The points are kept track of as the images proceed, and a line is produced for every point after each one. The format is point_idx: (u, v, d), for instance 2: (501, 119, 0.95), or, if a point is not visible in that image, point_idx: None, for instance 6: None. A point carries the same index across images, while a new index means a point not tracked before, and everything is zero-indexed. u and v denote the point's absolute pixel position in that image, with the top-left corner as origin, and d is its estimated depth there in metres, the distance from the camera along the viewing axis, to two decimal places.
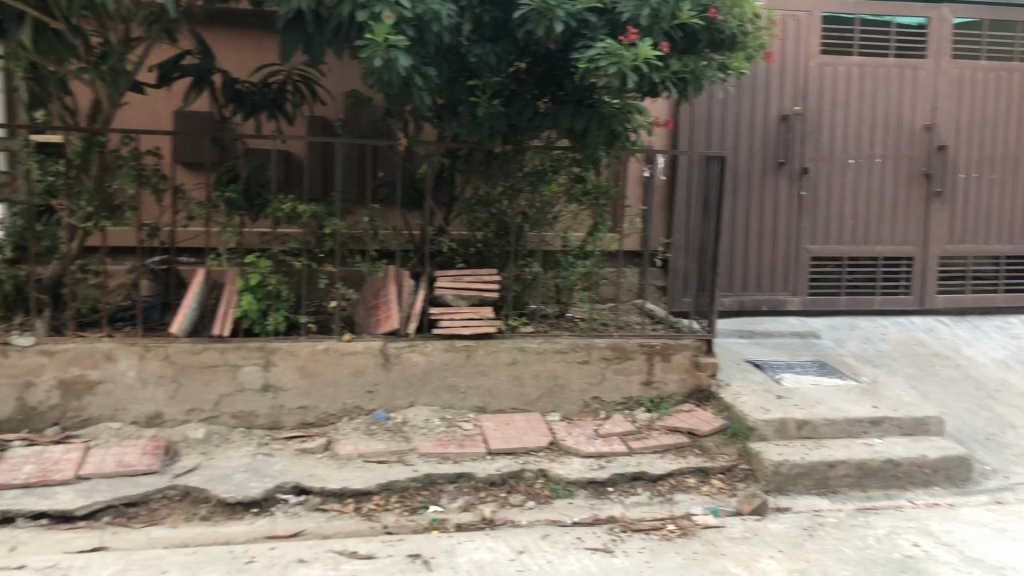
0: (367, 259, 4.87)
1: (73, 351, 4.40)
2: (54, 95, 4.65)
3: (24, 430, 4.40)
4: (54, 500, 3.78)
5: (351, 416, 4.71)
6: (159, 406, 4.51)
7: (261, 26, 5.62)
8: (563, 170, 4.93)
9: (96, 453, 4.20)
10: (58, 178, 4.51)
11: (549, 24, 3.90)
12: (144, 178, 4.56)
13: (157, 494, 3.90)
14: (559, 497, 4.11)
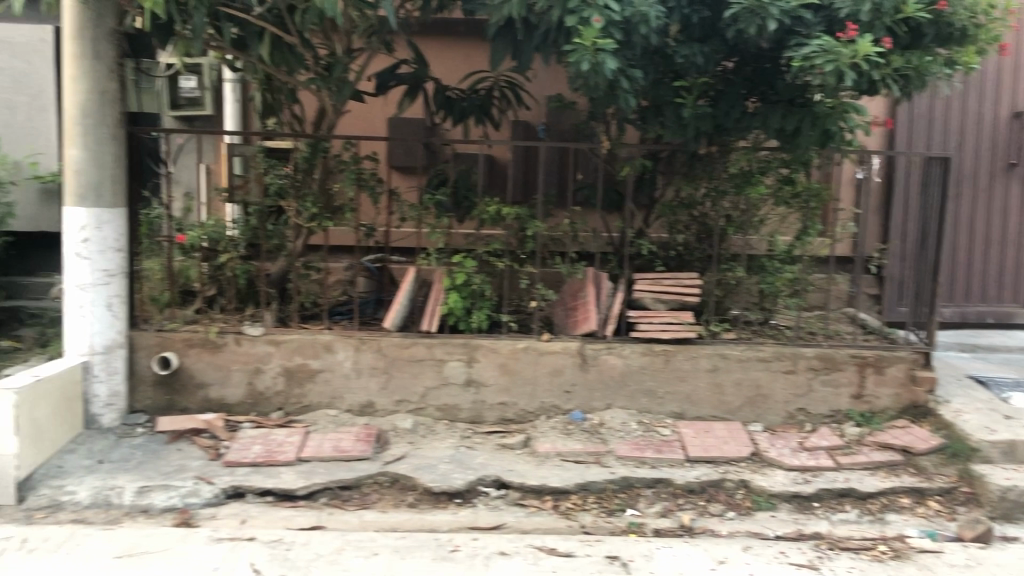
0: (567, 261, 4.92)
1: (297, 341, 4.74)
2: (285, 104, 5.02)
3: (253, 412, 4.78)
4: (279, 480, 4.09)
5: (549, 414, 4.79)
6: (371, 396, 4.78)
7: (471, 34, 5.83)
8: (771, 172, 4.78)
9: (315, 437, 4.50)
10: (286, 181, 4.87)
11: (762, 22, 3.81)
12: (364, 181, 4.87)
13: (368, 479, 4.13)
14: (760, 509, 3.99)
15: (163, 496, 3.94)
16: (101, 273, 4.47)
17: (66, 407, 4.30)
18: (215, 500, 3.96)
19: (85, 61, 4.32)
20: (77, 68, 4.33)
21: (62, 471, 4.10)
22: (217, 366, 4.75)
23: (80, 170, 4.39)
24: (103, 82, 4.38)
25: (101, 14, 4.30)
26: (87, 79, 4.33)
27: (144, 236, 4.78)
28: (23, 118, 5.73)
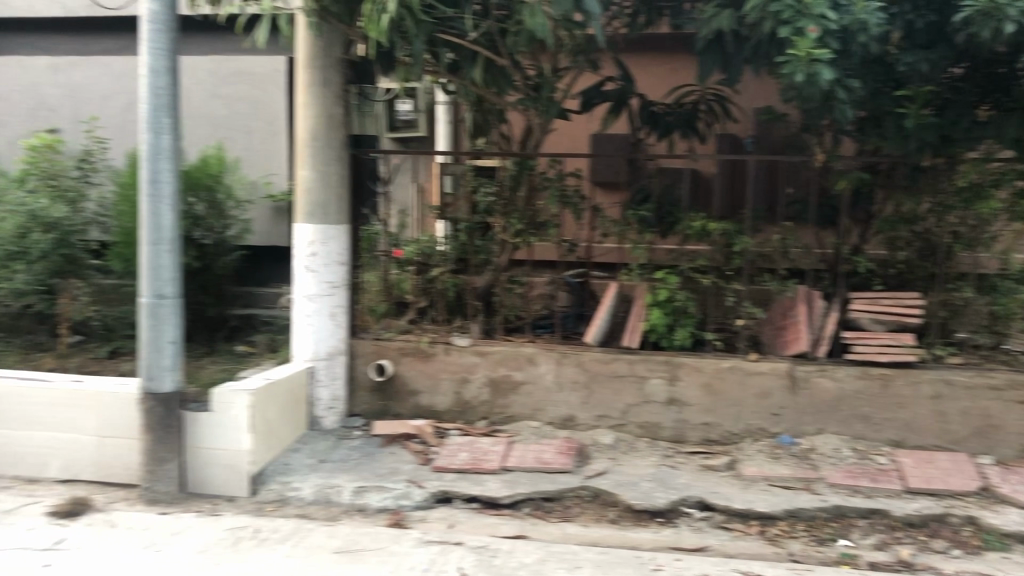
0: (776, 278, 4.78)
1: (503, 353, 4.88)
2: (494, 124, 5.19)
3: (460, 420, 4.96)
4: (484, 487, 4.22)
5: (756, 437, 4.65)
6: (573, 410, 4.83)
7: (678, 48, 5.80)
8: (1006, 185, 4.42)
9: (519, 448, 4.60)
10: (493, 199, 5.03)
11: (999, 25, 3.54)
12: (568, 198, 4.98)
13: (570, 493, 4.17)
14: (992, 549, 3.66)
15: (378, 497, 4.17)
16: (326, 284, 4.80)
17: (293, 409, 4.64)
18: (425, 504, 4.14)
19: (316, 89, 4.68)
20: (310, 95, 4.70)
21: (289, 468, 4.43)
22: (428, 375, 4.97)
23: (308, 190, 4.74)
24: (331, 108, 4.70)
25: (331, 44, 4.63)
26: (317, 105, 4.68)
27: (364, 251, 5.10)
28: (259, 142, 6.24)
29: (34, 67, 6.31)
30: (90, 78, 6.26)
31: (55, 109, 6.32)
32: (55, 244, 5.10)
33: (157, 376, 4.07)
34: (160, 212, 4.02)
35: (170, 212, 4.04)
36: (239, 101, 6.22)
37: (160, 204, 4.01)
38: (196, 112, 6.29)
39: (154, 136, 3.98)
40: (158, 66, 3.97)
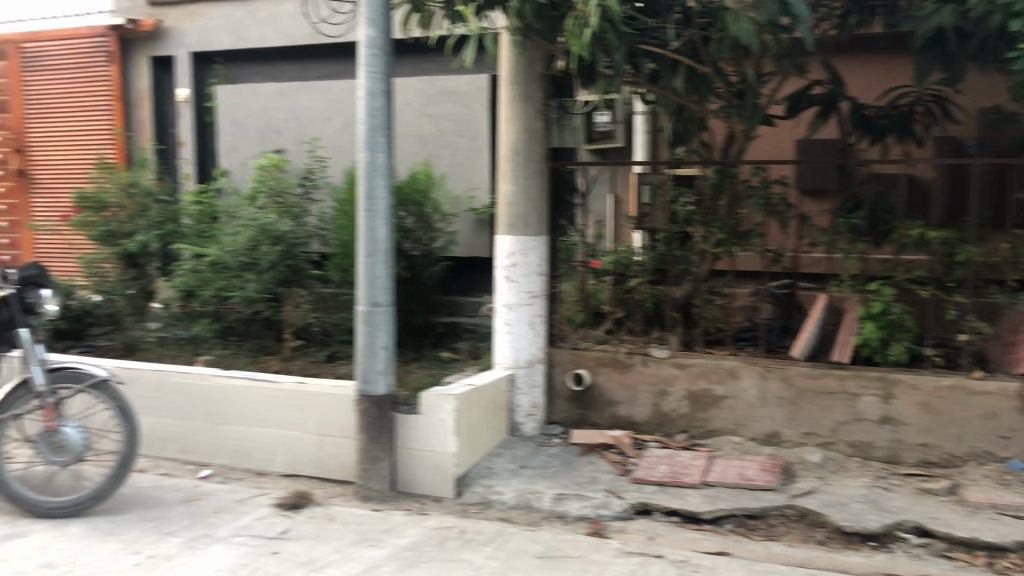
0: (1005, 290, 4.42)
1: (703, 366, 4.80)
2: (694, 133, 5.12)
3: (658, 433, 4.92)
4: (684, 501, 4.17)
5: (981, 461, 4.32)
6: (777, 426, 4.68)
7: (893, 49, 5.51)
8: None
9: (720, 463, 4.51)
10: (693, 209, 4.97)
11: None
12: (774, 207, 4.83)
13: (775, 511, 4.04)
14: None
15: (578, 505, 4.20)
16: (525, 294, 4.91)
17: (495, 415, 4.78)
18: (625, 514, 4.14)
19: (518, 103, 4.81)
20: (511, 111, 4.83)
21: (491, 472, 4.56)
22: (626, 386, 4.97)
23: (508, 203, 4.87)
24: (532, 122, 4.82)
25: (532, 60, 4.76)
26: (519, 120, 4.81)
27: (562, 262, 5.18)
28: (463, 157, 6.47)
29: (263, 93, 6.87)
30: (311, 102, 6.74)
31: (280, 132, 6.85)
32: (281, 256, 5.52)
33: (371, 379, 4.32)
34: (375, 226, 4.27)
35: (384, 226, 4.29)
36: (445, 119, 6.49)
37: (375, 218, 4.27)
38: (406, 130, 6.63)
39: (370, 154, 4.25)
40: (375, 89, 4.23)
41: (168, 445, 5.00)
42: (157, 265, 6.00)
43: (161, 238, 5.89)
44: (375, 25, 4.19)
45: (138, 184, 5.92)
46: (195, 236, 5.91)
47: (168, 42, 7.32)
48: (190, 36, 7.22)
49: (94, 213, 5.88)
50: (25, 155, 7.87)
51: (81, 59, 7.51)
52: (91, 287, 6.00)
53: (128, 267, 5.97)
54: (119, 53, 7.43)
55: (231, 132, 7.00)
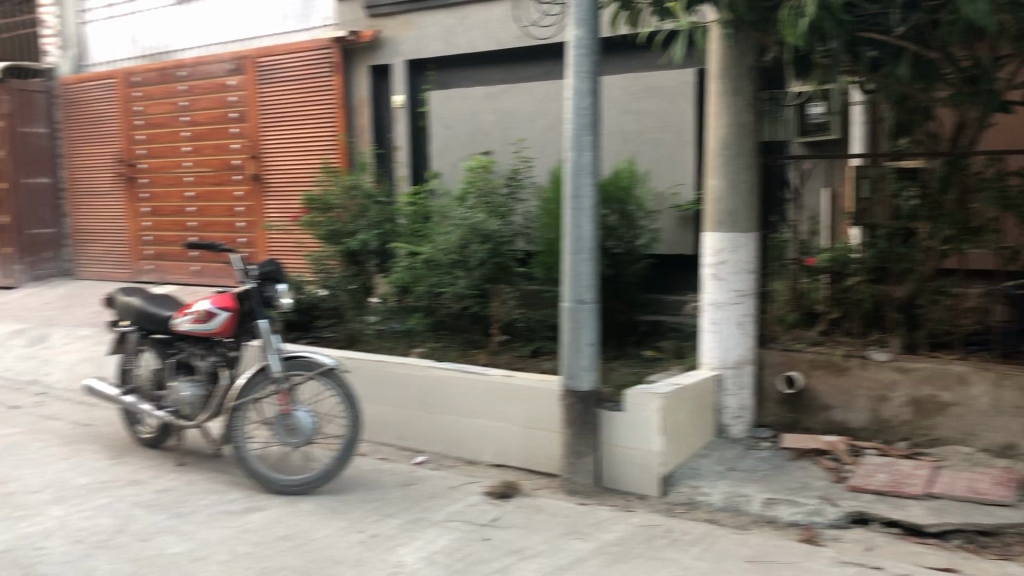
0: None
1: (928, 370, 4.52)
2: (919, 121, 4.81)
3: (877, 440, 4.68)
4: (907, 513, 3.94)
5: None
6: (1013, 437, 4.32)
7: None
8: None
9: (947, 474, 4.22)
10: (918, 204, 4.76)
11: None
12: (1010, 202, 4.53)
13: (1011, 529, 3.74)
14: None
15: (789, 511, 4.07)
16: (733, 293, 4.81)
17: (701, 415, 4.72)
18: (840, 523, 3.96)
19: (727, 97, 4.72)
20: (720, 106, 4.75)
21: (697, 473, 4.50)
22: (842, 389, 4.77)
23: (716, 199, 4.80)
24: (742, 116, 4.70)
25: (743, 53, 4.66)
26: (728, 115, 4.72)
27: (773, 259, 5.03)
28: (668, 153, 6.40)
29: (473, 97, 7.13)
30: (518, 103, 6.92)
31: (489, 133, 7.07)
32: (490, 254, 5.66)
33: (576, 375, 4.39)
34: (581, 223, 4.33)
35: (589, 224, 4.33)
36: (650, 116, 6.46)
37: (581, 216, 4.32)
38: (612, 129, 6.65)
39: (577, 153, 4.31)
40: (582, 88, 4.28)
41: (386, 431, 5.30)
42: (375, 263, 6.37)
43: (379, 238, 6.25)
44: (583, 25, 4.25)
45: (359, 187, 6.36)
46: (410, 234, 6.22)
47: (385, 51, 7.74)
48: (406, 45, 7.60)
49: (321, 214, 6.38)
50: (260, 161, 8.59)
51: (310, 71, 8.12)
52: (318, 282, 6.43)
53: (349, 265, 6.38)
54: (342, 63, 7.95)
55: (443, 135, 7.31)
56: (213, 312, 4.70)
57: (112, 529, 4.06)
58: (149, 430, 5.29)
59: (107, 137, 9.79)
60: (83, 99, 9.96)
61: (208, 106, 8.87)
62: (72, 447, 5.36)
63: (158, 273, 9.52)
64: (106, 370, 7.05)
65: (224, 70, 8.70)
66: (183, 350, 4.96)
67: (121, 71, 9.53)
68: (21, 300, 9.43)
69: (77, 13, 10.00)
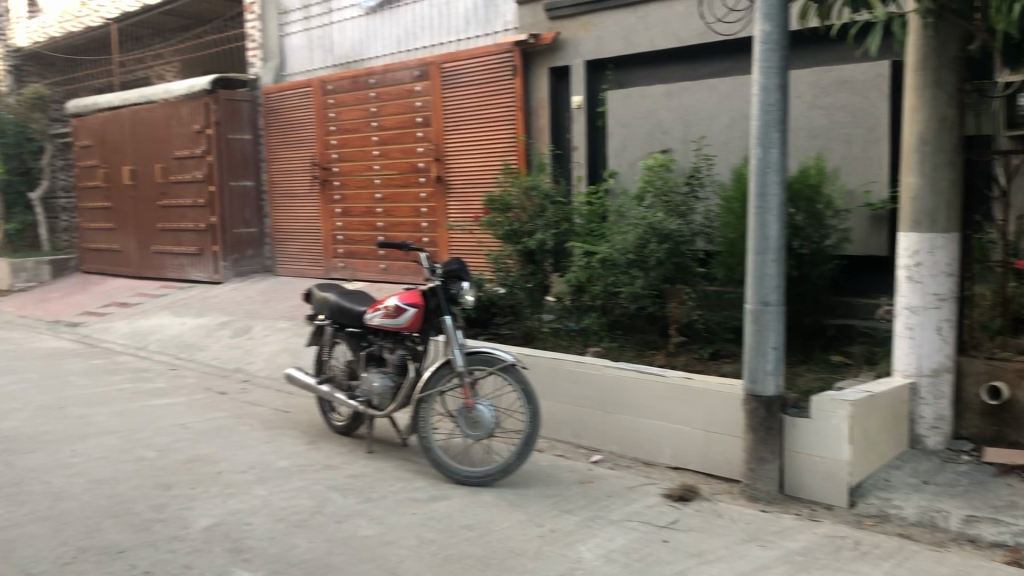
0: None
1: None
2: None
3: None
4: None
5: None
6: None
7: None
8: None
9: None
10: None
11: None
12: None
13: None
14: None
15: (993, 529, 3.80)
16: (931, 296, 4.56)
17: (894, 425, 4.50)
18: None
19: (927, 90, 4.47)
20: (918, 99, 4.51)
21: (889, 485, 4.28)
22: None
23: (913, 197, 4.55)
24: (943, 109, 4.44)
25: (946, 42, 4.40)
26: (927, 108, 4.46)
27: (976, 261, 4.71)
28: (859, 149, 6.12)
29: (652, 95, 7.08)
30: (699, 101, 6.81)
31: (668, 132, 7.01)
32: (669, 253, 5.51)
33: (757, 379, 4.29)
34: (767, 223, 4.23)
35: (776, 223, 4.23)
36: (840, 111, 6.20)
37: (767, 216, 4.22)
38: (798, 124, 6.42)
39: (763, 150, 4.21)
40: (770, 84, 4.18)
41: (563, 429, 5.37)
42: (551, 262, 6.44)
43: (556, 237, 6.31)
44: (770, 19, 4.15)
45: (538, 188, 6.46)
46: (587, 234, 6.24)
47: (565, 52, 7.81)
48: (585, 45, 7.65)
49: (501, 214, 6.50)
50: (443, 163, 8.89)
51: (493, 74, 8.33)
52: (497, 280, 6.55)
53: (527, 263, 6.47)
54: (523, 66, 8.10)
55: (621, 134, 7.31)
56: (402, 308, 4.93)
57: (310, 510, 4.33)
58: (342, 418, 5.62)
59: (304, 143, 10.43)
60: (282, 107, 10.64)
61: (396, 111, 9.28)
62: (274, 431, 5.76)
63: (348, 270, 10.04)
64: (302, 361, 7.51)
65: (411, 76, 9.07)
66: (374, 343, 5.24)
67: (316, 80, 10.12)
68: (227, 295, 10.21)
69: (279, 27, 10.73)
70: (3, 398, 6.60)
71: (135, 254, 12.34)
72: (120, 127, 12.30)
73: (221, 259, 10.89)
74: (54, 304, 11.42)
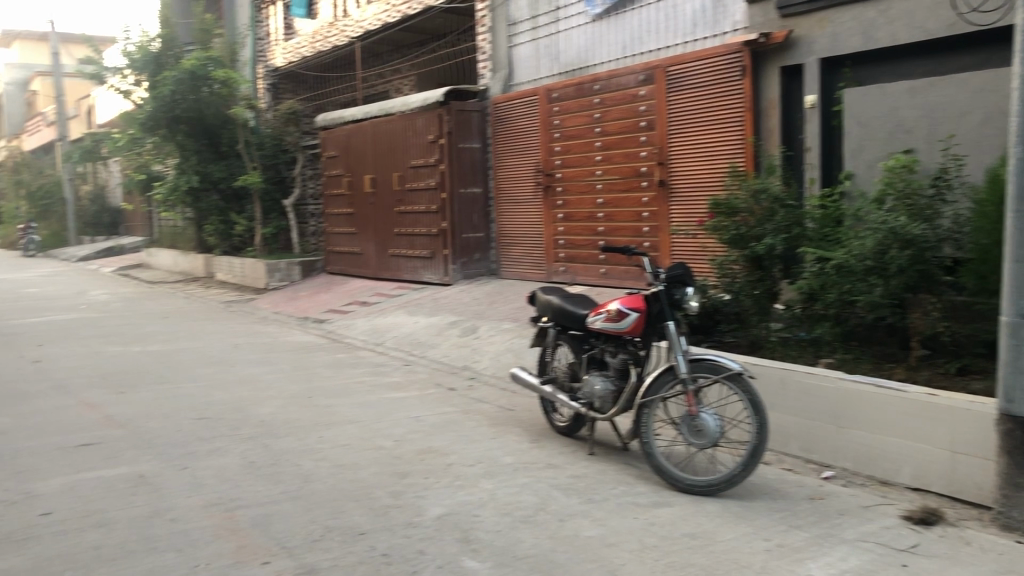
0: None
1: None
2: None
3: None
4: None
5: None
6: None
7: None
8: None
9: None
10: None
11: None
12: None
13: None
14: None
15: None
16: None
17: None
18: None
19: None
20: None
21: None
22: None
23: None
24: None
25: None
26: None
27: None
28: None
29: (894, 92, 6.68)
30: (947, 97, 6.36)
31: (911, 131, 6.59)
32: (911, 260, 5.17)
33: (1013, 398, 3.92)
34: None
35: None
36: None
37: None
38: None
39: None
40: None
41: (791, 442, 5.18)
42: (780, 268, 6.22)
43: (787, 242, 6.08)
44: None
45: (768, 191, 6.26)
46: (819, 239, 5.99)
47: (798, 50, 7.55)
48: (820, 42, 7.35)
49: (727, 218, 6.36)
50: (666, 167, 8.82)
51: (720, 77, 8.18)
52: (723, 286, 6.44)
53: (754, 269, 6.30)
54: (752, 66, 7.90)
55: (859, 134, 6.94)
56: (624, 312, 4.95)
57: (535, 507, 4.44)
58: (564, 419, 5.72)
59: (529, 149, 10.71)
60: (510, 116, 10.99)
61: (620, 117, 9.33)
62: (500, 428, 5.96)
63: (569, 274, 10.19)
64: (527, 361, 7.71)
65: (636, 80, 9.09)
66: (597, 347, 5.29)
67: (543, 88, 10.37)
68: (455, 296, 10.68)
69: (508, 38, 11.09)
70: (262, 386, 7.27)
71: (373, 257, 13.17)
72: (362, 139, 13.19)
73: (451, 262, 11.41)
74: (303, 302, 12.43)
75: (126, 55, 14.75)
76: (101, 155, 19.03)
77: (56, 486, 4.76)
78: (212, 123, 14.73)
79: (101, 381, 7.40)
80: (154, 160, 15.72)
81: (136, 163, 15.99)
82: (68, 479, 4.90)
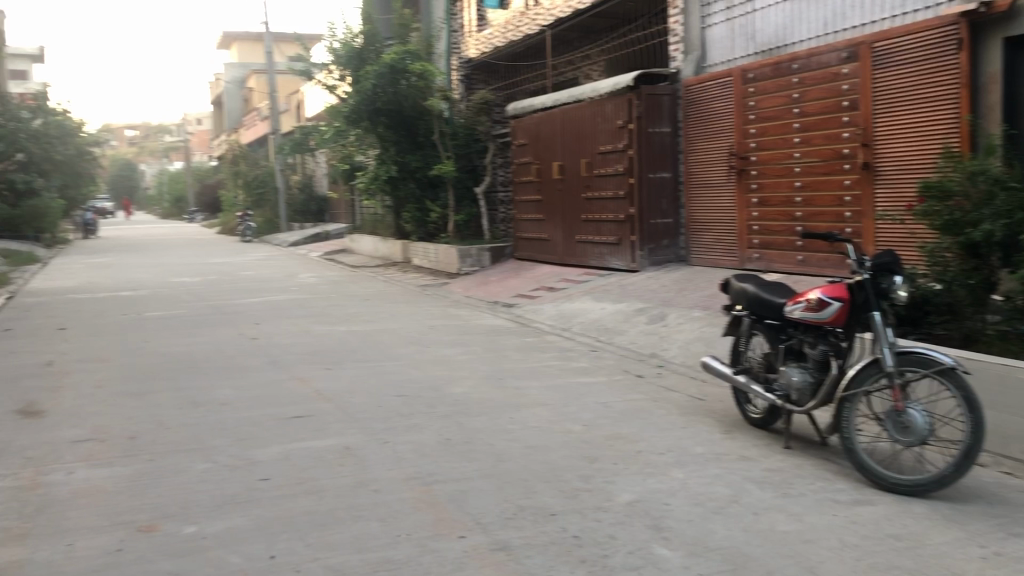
0: None
1: None
2: None
3: None
4: None
5: None
6: None
7: None
8: None
9: None
10: None
11: None
12: None
13: None
14: None
15: None
16: None
17: None
18: None
19: None
20: None
21: None
22: None
23: None
24: None
25: None
26: None
27: None
28: None
29: None
30: None
31: None
32: None
33: None
34: None
35: None
36: None
37: None
38: None
39: None
40: None
41: (1012, 444, 4.79)
42: (999, 256, 5.66)
43: (1008, 228, 5.50)
44: None
45: (986, 172, 5.78)
46: None
47: None
48: None
49: (939, 202, 5.95)
50: (872, 149, 8.35)
51: (934, 51, 7.67)
52: (933, 276, 6.11)
53: (969, 258, 5.85)
54: (970, 39, 7.38)
55: None
56: (825, 302, 4.75)
57: (727, 498, 4.36)
58: (758, 410, 5.56)
59: (722, 132, 10.46)
60: (702, 98, 10.76)
61: (820, 96, 8.93)
62: (690, 417, 5.88)
63: (764, 261, 9.88)
64: (718, 350, 7.57)
65: (838, 58, 8.67)
66: (795, 338, 5.10)
67: (737, 70, 10.09)
68: (644, 282, 10.61)
69: (701, 19, 10.86)
70: (456, 367, 7.54)
71: (561, 243, 13.30)
72: (551, 125, 13.33)
73: (639, 248, 11.34)
74: (494, 287, 12.74)
75: (332, 51, 15.62)
76: (310, 148, 20.28)
77: (273, 454, 5.15)
78: (410, 114, 15.36)
79: (311, 358, 7.92)
80: (356, 150, 16.59)
81: (341, 154, 16.94)
82: (284, 447, 5.29)
